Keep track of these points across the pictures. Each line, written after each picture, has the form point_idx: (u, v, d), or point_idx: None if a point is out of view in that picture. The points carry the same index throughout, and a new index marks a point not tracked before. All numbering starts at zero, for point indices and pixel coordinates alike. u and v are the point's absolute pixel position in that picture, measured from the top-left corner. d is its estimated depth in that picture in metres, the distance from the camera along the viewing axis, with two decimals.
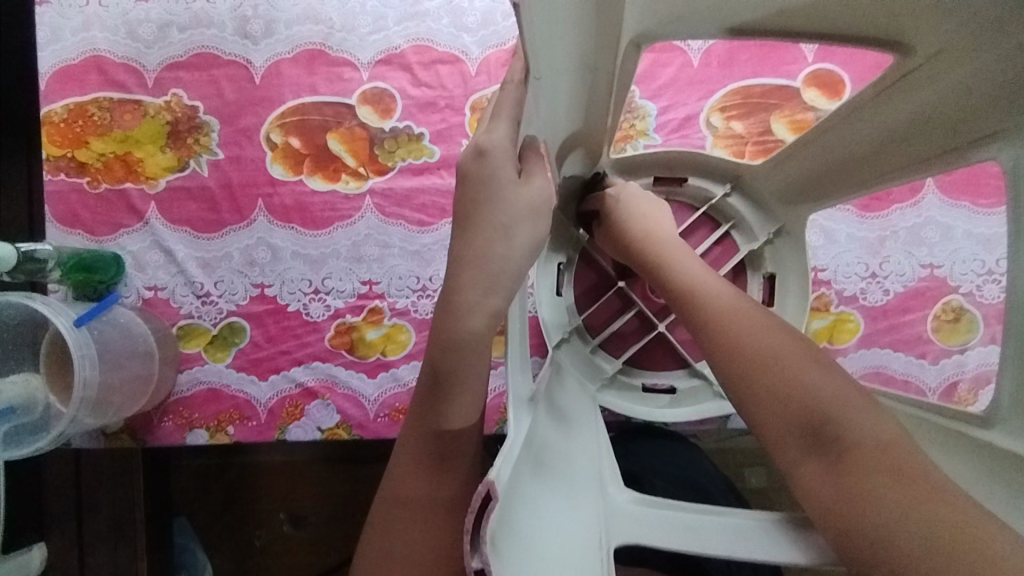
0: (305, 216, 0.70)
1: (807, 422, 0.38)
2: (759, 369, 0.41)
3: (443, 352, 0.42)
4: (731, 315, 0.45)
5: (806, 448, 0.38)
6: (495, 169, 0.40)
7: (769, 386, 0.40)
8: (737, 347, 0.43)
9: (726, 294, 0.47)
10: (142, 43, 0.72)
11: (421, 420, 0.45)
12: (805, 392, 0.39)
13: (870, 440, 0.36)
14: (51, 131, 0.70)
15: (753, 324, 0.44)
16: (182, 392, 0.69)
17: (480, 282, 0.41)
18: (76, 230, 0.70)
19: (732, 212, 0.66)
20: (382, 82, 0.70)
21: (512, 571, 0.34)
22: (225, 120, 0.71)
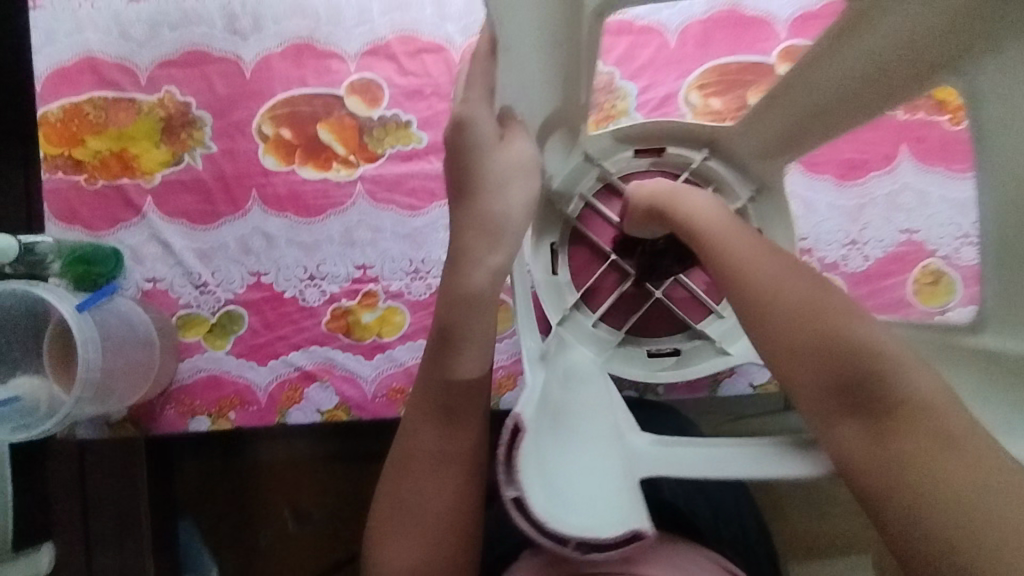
0: (298, 204, 0.72)
1: (852, 383, 0.38)
2: (807, 339, 0.40)
3: (452, 309, 0.45)
4: (762, 262, 0.44)
5: (855, 419, 0.38)
6: (476, 138, 0.42)
7: (806, 345, 0.40)
8: (777, 309, 0.42)
9: (763, 253, 0.45)
10: (134, 43, 0.74)
11: (432, 379, 0.47)
12: (849, 352, 0.39)
13: (918, 409, 0.37)
14: (48, 132, 0.73)
15: (801, 284, 0.42)
16: (184, 380, 0.71)
17: (482, 240, 0.44)
18: (75, 226, 0.72)
19: (713, 176, 0.67)
20: (369, 72, 0.73)
21: (546, 499, 0.38)
22: (217, 115, 0.73)
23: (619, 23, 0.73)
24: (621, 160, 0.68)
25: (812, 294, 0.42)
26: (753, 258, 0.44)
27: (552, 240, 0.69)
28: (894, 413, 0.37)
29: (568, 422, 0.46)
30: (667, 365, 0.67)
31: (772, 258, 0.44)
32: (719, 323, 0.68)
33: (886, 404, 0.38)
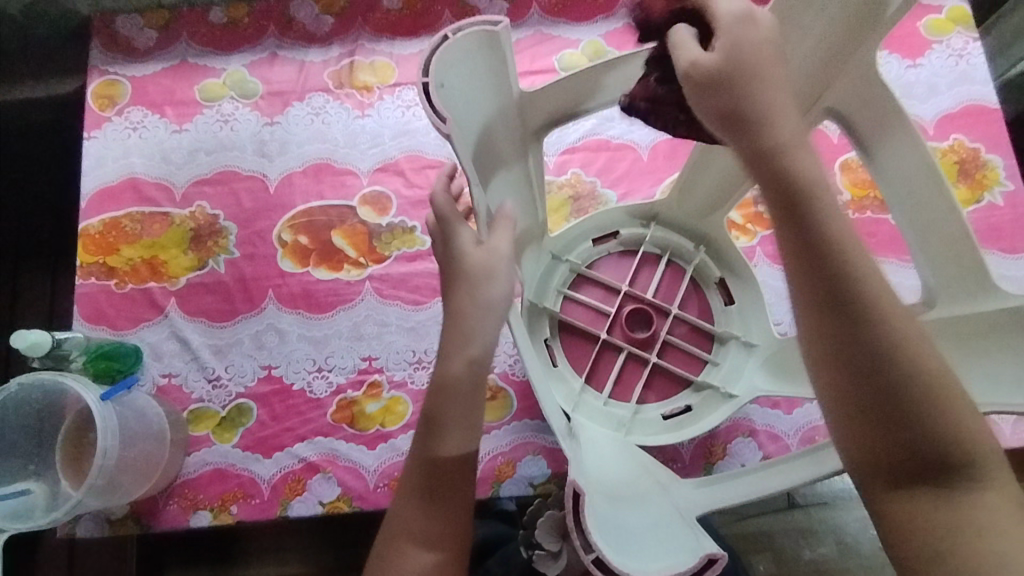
0: (310, 301, 0.78)
1: (949, 462, 0.36)
2: (894, 389, 0.35)
3: (438, 391, 0.49)
4: (900, 315, 0.36)
5: (914, 479, 0.37)
6: (451, 229, 0.49)
7: (924, 418, 0.36)
8: (869, 353, 0.35)
9: (900, 304, 0.37)
10: (173, 165, 0.84)
11: (417, 459, 0.50)
12: (957, 434, 0.36)
13: (975, 470, 0.37)
14: (87, 242, 0.80)
15: (896, 313, 0.36)
16: (189, 474, 0.72)
17: (461, 324, 0.48)
18: (100, 326, 0.78)
19: (666, 243, 0.75)
20: (379, 186, 0.82)
21: (630, 546, 0.44)
22: (242, 224, 0.81)
23: (598, 142, 0.84)
24: (584, 250, 0.75)
25: (938, 365, 0.36)
26: (890, 308, 0.36)
27: (543, 334, 0.72)
28: (955, 476, 0.36)
29: (617, 478, 0.53)
30: (683, 420, 0.70)
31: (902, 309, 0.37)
32: (716, 370, 0.71)
33: (950, 466, 0.36)
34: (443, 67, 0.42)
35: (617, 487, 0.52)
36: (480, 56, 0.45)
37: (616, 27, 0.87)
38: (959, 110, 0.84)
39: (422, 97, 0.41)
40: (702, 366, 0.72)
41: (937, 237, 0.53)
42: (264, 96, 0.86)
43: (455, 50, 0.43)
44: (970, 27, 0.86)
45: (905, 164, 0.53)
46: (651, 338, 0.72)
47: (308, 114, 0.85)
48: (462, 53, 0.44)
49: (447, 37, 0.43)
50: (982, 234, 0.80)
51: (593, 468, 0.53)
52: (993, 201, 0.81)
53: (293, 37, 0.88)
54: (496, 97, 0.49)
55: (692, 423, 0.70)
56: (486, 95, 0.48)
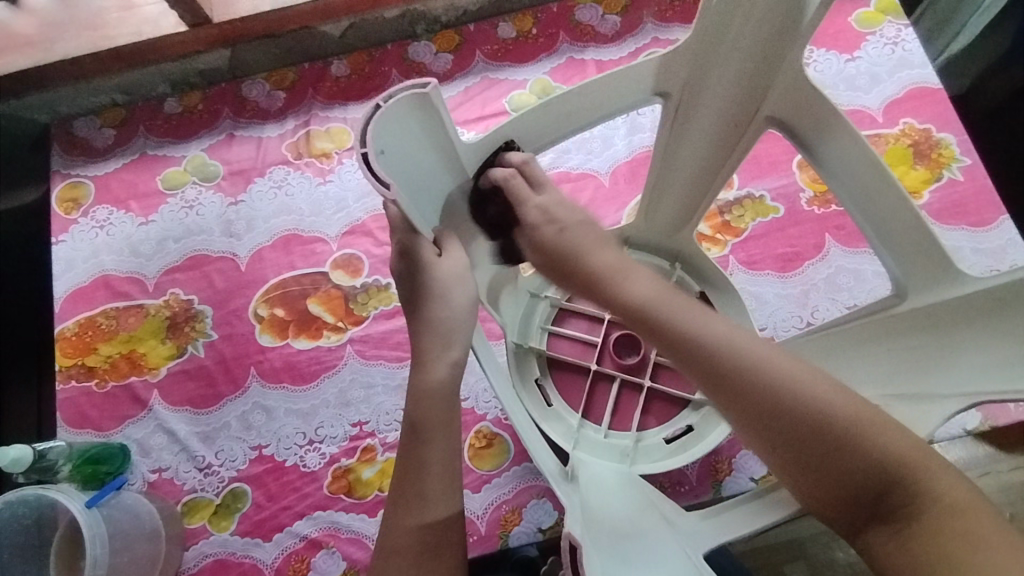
0: (294, 373, 0.77)
1: (875, 486, 0.39)
2: (809, 436, 0.41)
3: (423, 435, 0.48)
4: (772, 368, 0.43)
5: (868, 514, 0.39)
6: (418, 259, 0.48)
7: (842, 454, 0.40)
8: (764, 418, 0.42)
9: (776, 357, 0.43)
10: (143, 257, 0.84)
11: (405, 513, 0.47)
12: (872, 460, 0.39)
13: (920, 492, 0.38)
14: (64, 346, 0.80)
15: (769, 377, 0.42)
16: (189, 570, 0.71)
17: (435, 342, 0.49)
18: (86, 429, 0.77)
19: None
20: (350, 249, 0.83)
21: None
22: (217, 305, 0.81)
23: (559, 175, 0.85)
24: (562, 284, 0.75)
25: (831, 399, 0.41)
26: (758, 359, 0.43)
27: (533, 373, 0.71)
28: (899, 508, 0.38)
29: (621, 523, 0.51)
30: (684, 442, 0.69)
31: (778, 359, 0.43)
32: None
33: (892, 488, 0.39)
34: (381, 135, 0.43)
35: (624, 523, 0.51)
36: (414, 119, 0.46)
37: (560, 63, 0.89)
38: (904, 95, 0.86)
39: (363, 167, 0.41)
40: (696, 384, 0.72)
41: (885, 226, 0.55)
42: (225, 176, 0.87)
43: (390, 116, 0.43)
44: (900, 16, 0.89)
45: (852, 160, 0.54)
46: (641, 363, 0.72)
47: (271, 188, 0.86)
48: (396, 118, 0.44)
49: (379, 106, 0.43)
50: (946, 211, 0.81)
51: (595, 508, 0.53)
52: (953, 177, 0.82)
53: (248, 116, 0.90)
54: (438, 155, 0.50)
55: (697, 443, 0.69)
56: (427, 158, 0.48)
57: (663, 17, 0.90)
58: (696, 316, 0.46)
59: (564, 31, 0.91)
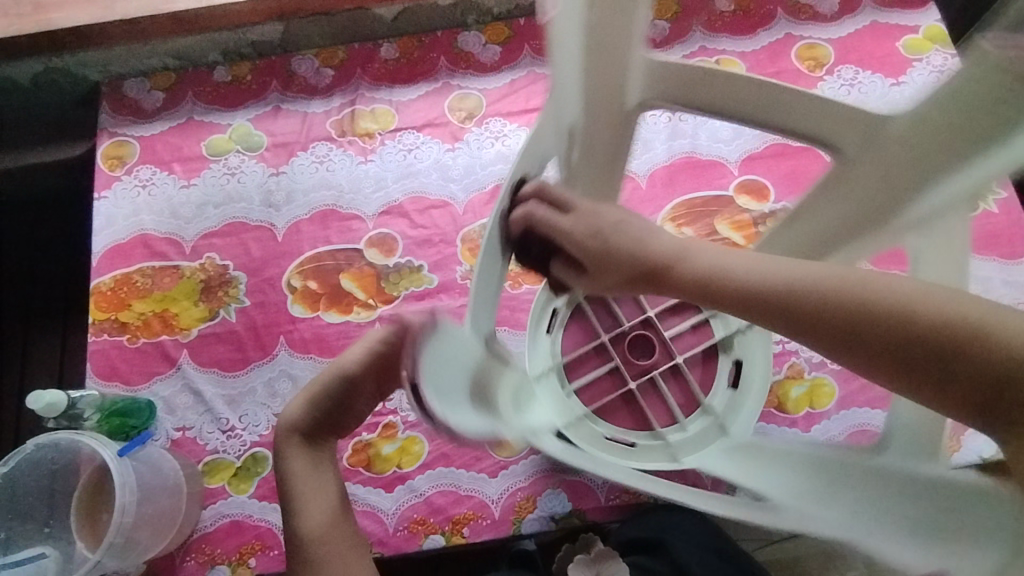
0: (322, 345, 0.78)
1: (1004, 381, 0.32)
2: (902, 336, 0.35)
3: (298, 489, 0.53)
4: (825, 287, 0.37)
5: (1004, 418, 0.32)
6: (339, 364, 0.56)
7: (956, 355, 0.33)
8: (853, 330, 0.36)
9: (830, 275, 0.38)
10: (182, 220, 0.85)
11: (303, 545, 0.49)
12: (991, 354, 0.32)
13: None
14: (99, 299, 0.81)
15: (830, 292, 0.37)
16: (205, 528, 0.72)
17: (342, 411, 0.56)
18: (114, 382, 0.78)
19: None
20: (385, 228, 0.84)
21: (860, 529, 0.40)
22: (252, 273, 0.82)
23: None
24: None
25: (910, 299, 0.35)
26: (814, 279, 0.38)
27: (554, 385, 0.71)
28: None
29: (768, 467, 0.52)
30: (705, 432, 0.69)
31: (836, 274, 0.37)
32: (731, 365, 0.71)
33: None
34: (435, 389, 0.43)
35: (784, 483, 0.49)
36: (440, 340, 0.45)
37: None
38: None
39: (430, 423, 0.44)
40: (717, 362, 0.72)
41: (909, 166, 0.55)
42: (269, 147, 0.88)
43: (434, 359, 0.44)
44: (948, 45, 0.89)
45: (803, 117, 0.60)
46: (651, 367, 0.72)
47: (312, 162, 0.87)
48: (435, 365, 0.44)
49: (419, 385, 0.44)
50: (980, 241, 0.81)
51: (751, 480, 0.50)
52: (989, 208, 0.82)
53: (296, 90, 0.91)
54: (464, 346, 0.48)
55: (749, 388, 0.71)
56: (460, 360, 0.46)
57: (712, 28, 0.92)
58: (742, 263, 0.42)
59: None
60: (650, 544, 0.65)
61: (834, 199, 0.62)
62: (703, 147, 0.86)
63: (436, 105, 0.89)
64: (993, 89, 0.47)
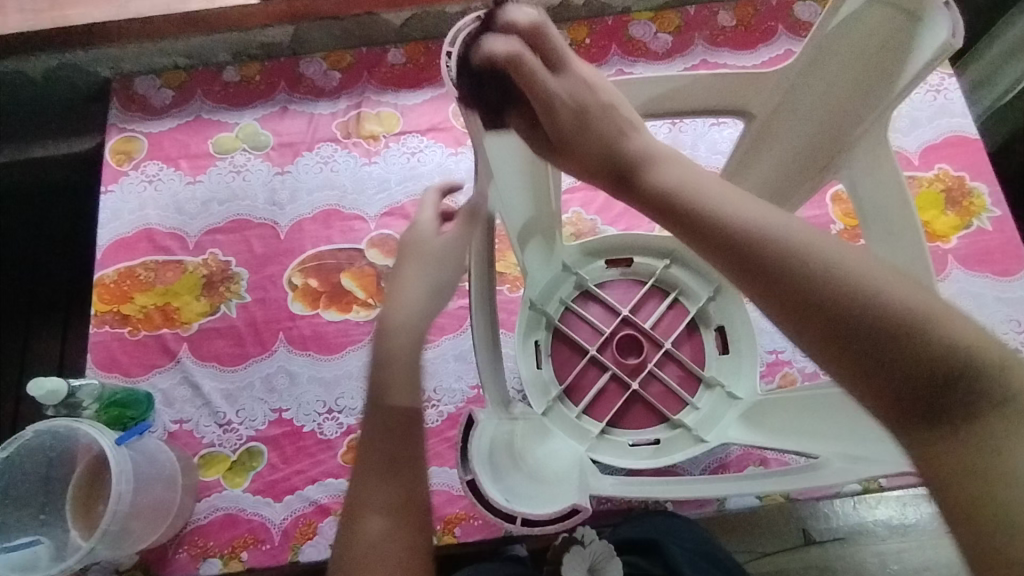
0: (320, 343, 0.79)
1: (943, 375, 0.30)
2: (847, 316, 0.32)
3: (370, 447, 0.45)
4: (791, 238, 0.34)
5: (926, 417, 0.30)
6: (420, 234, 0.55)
7: (897, 337, 0.31)
8: (811, 289, 0.33)
9: (801, 231, 0.35)
10: (187, 215, 0.87)
11: (365, 517, 0.43)
12: (939, 345, 0.30)
13: (983, 376, 0.29)
14: (102, 291, 0.82)
15: (798, 245, 0.34)
16: (199, 521, 0.72)
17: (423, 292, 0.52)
18: (114, 374, 0.79)
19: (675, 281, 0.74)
20: (387, 229, 0.85)
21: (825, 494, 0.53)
22: (253, 270, 0.83)
23: None
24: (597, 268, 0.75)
25: (868, 272, 0.33)
26: (778, 228, 0.35)
27: (548, 393, 0.71)
28: (970, 392, 0.29)
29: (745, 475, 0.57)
30: (699, 423, 0.69)
31: (802, 229, 0.35)
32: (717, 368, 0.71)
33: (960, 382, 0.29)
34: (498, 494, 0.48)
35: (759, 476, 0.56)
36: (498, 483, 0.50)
37: (609, 74, 0.92)
38: (942, 141, 0.88)
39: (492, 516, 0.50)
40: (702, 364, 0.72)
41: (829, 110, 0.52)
42: (275, 147, 0.90)
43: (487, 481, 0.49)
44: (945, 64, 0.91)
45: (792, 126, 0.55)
46: (641, 364, 0.73)
47: (317, 163, 0.88)
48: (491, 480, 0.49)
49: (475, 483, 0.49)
50: (972, 257, 0.82)
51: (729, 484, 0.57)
52: (982, 226, 0.83)
53: (303, 92, 0.92)
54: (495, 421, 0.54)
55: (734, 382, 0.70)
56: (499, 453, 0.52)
57: (714, 42, 0.93)
58: (715, 196, 0.37)
59: (616, 44, 0.94)
60: (646, 546, 0.64)
61: (767, 154, 0.59)
62: (702, 158, 0.88)
63: (440, 110, 0.90)
64: (882, 23, 0.47)
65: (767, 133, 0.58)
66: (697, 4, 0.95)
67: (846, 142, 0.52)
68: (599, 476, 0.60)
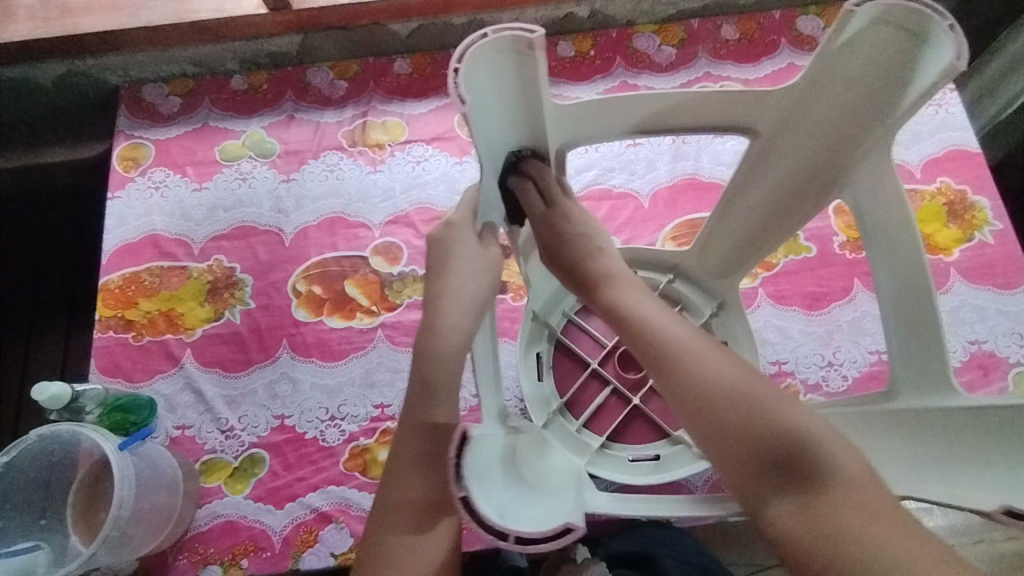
0: (323, 350, 0.79)
1: (784, 457, 0.40)
2: (719, 407, 0.42)
3: (401, 435, 0.48)
4: (694, 346, 0.45)
5: (775, 484, 0.39)
6: (450, 237, 0.52)
7: (754, 424, 0.41)
8: (699, 391, 0.43)
9: (704, 342, 0.46)
10: (192, 222, 0.87)
11: (400, 502, 0.47)
12: (786, 431, 0.40)
13: (825, 465, 0.39)
14: (107, 296, 0.83)
15: (701, 356, 0.45)
16: (200, 527, 0.72)
17: (458, 305, 0.49)
18: (116, 379, 0.79)
19: (679, 295, 0.71)
20: (391, 237, 0.85)
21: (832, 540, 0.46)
22: (258, 276, 0.84)
23: (601, 191, 0.88)
24: None
25: (743, 374, 0.44)
26: (685, 337, 0.46)
27: (550, 406, 0.71)
28: (810, 477, 0.39)
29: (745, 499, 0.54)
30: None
31: (703, 340, 0.46)
32: None
33: (801, 461, 0.39)
34: (488, 504, 0.41)
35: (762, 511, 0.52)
36: (495, 494, 0.43)
37: (614, 85, 0.93)
38: (943, 155, 0.88)
39: (478, 527, 0.40)
40: None
41: (837, 124, 0.52)
42: (281, 154, 0.90)
43: (476, 489, 0.41)
44: None
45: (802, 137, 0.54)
46: (641, 379, 0.73)
47: (323, 170, 0.89)
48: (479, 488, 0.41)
49: (463, 494, 0.40)
50: (975, 271, 0.82)
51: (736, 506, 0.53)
52: (984, 240, 0.84)
53: (310, 100, 0.93)
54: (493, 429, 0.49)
55: None
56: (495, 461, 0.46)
57: (717, 55, 0.94)
58: (651, 311, 0.48)
59: (621, 56, 0.94)
60: (640, 560, 0.64)
61: (773, 169, 0.58)
62: (704, 170, 0.88)
63: (446, 119, 0.91)
64: (888, 42, 0.46)
65: (771, 151, 0.56)
66: (701, 18, 0.96)
67: (850, 162, 0.53)
68: (597, 493, 0.54)
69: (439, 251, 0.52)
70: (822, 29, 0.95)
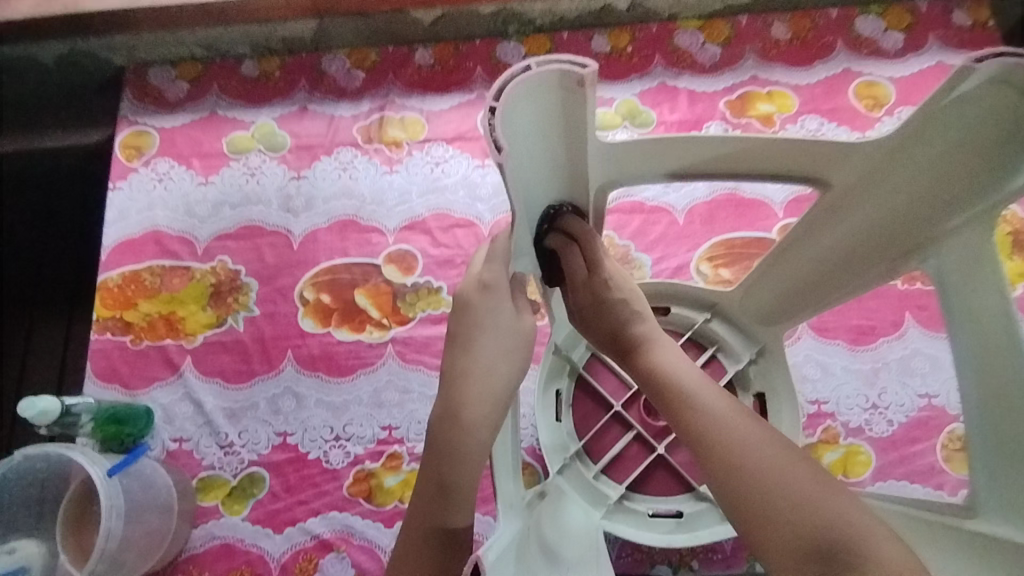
0: (330, 364, 0.75)
1: (823, 542, 0.35)
2: (745, 476, 0.38)
3: (408, 539, 0.44)
4: (724, 409, 0.41)
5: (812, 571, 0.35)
6: (482, 302, 0.48)
7: (790, 497, 0.37)
8: (722, 457, 0.39)
9: (735, 407, 0.42)
10: (197, 218, 0.82)
11: None
12: (826, 514, 0.36)
13: (866, 556, 0.35)
14: (105, 296, 0.78)
15: (729, 419, 0.41)
16: (195, 549, 0.68)
17: (484, 396, 0.45)
18: (113, 385, 0.75)
19: (714, 335, 0.67)
20: (406, 244, 0.80)
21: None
22: (264, 281, 0.79)
23: (632, 204, 0.81)
24: None
25: (778, 448, 0.39)
26: (717, 400, 0.42)
27: (567, 449, 0.66)
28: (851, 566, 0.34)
29: None
30: None
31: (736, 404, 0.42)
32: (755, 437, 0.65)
33: (840, 548, 0.35)
34: None
35: None
36: None
37: (652, 86, 0.85)
38: None
39: None
40: None
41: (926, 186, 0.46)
42: (292, 149, 0.85)
43: None
44: None
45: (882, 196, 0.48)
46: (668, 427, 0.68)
47: (336, 168, 0.83)
48: None
49: None
50: None
51: None
52: None
53: (324, 91, 0.87)
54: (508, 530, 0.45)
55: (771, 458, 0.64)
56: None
57: (766, 56, 0.86)
58: (678, 368, 0.45)
59: (661, 54, 0.87)
60: None
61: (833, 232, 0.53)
62: (747, 185, 0.81)
63: (469, 117, 0.85)
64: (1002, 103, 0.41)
65: (840, 207, 0.50)
66: (751, 14, 0.88)
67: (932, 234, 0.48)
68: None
69: (467, 315, 0.48)
70: (884, 32, 0.86)
